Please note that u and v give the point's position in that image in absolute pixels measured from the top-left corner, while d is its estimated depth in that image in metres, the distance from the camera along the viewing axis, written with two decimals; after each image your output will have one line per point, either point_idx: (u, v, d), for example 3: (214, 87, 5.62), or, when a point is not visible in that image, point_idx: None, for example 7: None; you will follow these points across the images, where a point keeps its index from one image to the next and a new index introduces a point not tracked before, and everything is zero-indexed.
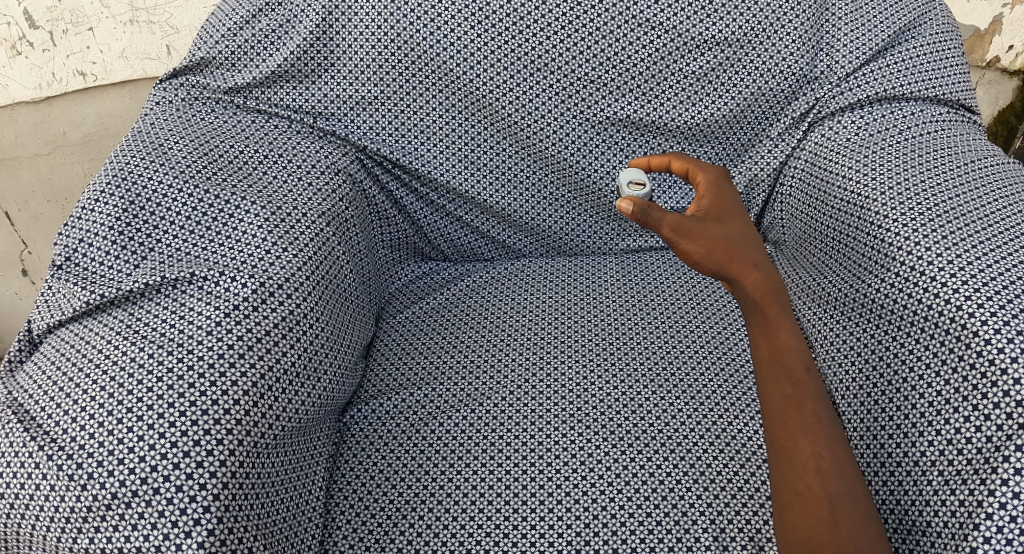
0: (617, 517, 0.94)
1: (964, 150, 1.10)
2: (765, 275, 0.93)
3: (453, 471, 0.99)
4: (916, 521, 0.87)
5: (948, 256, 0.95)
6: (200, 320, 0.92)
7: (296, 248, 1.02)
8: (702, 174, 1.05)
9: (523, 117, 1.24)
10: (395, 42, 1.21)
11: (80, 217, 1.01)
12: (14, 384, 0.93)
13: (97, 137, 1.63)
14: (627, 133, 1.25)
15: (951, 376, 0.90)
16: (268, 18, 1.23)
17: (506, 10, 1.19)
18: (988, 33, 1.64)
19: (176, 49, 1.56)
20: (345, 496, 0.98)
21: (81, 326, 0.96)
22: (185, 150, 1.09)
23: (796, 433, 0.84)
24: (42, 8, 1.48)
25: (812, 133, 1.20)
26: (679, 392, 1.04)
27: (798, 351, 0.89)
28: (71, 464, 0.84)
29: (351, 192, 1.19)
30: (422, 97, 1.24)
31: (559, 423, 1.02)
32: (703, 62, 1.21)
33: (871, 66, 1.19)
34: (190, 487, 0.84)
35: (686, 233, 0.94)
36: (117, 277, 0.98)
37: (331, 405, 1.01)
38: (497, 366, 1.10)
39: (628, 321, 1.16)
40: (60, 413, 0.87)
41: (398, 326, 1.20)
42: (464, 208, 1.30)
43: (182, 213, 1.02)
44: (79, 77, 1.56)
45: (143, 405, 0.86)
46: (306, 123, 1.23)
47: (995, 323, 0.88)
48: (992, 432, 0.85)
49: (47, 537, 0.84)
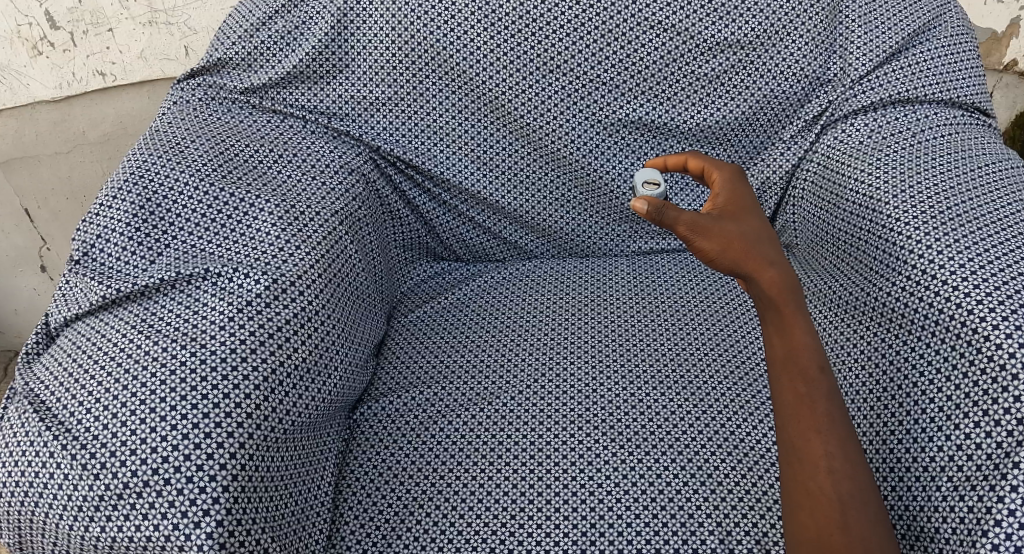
0: (623, 517, 0.94)
1: (979, 153, 1.09)
2: (781, 272, 0.91)
3: (461, 469, 1.00)
4: (926, 527, 0.86)
5: (960, 260, 0.94)
6: (213, 316, 0.94)
7: (309, 246, 1.03)
8: (717, 173, 1.05)
9: (535, 117, 1.25)
10: (410, 44, 1.23)
11: (99, 212, 1.03)
12: (31, 375, 0.95)
13: (115, 136, 1.66)
14: (639, 135, 1.25)
15: (962, 380, 0.89)
16: (284, 21, 1.25)
17: (519, 12, 1.20)
18: (1005, 37, 1.64)
19: (194, 50, 1.59)
20: (353, 493, 0.99)
21: (96, 320, 0.97)
22: (201, 149, 1.11)
23: (809, 434, 0.83)
24: (63, 9, 1.51)
25: (824, 136, 1.20)
26: (687, 395, 1.04)
27: (812, 349, 0.87)
28: (84, 453, 0.86)
29: (365, 192, 1.20)
30: (435, 99, 1.25)
31: (567, 424, 1.02)
32: (716, 64, 1.21)
33: (884, 69, 1.19)
34: (201, 478, 0.85)
35: (701, 231, 0.93)
36: (133, 272, 0.99)
37: (342, 403, 1.03)
38: (508, 365, 1.10)
39: (639, 323, 1.16)
40: (75, 404, 0.89)
41: (411, 325, 1.21)
42: (475, 208, 1.31)
43: (197, 210, 1.03)
44: (98, 77, 1.59)
45: (155, 398, 0.88)
46: (320, 124, 1.24)
47: (1006, 327, 0.87)
48: (1001, 439, 0.84)
49: (59, 526, 0.86)
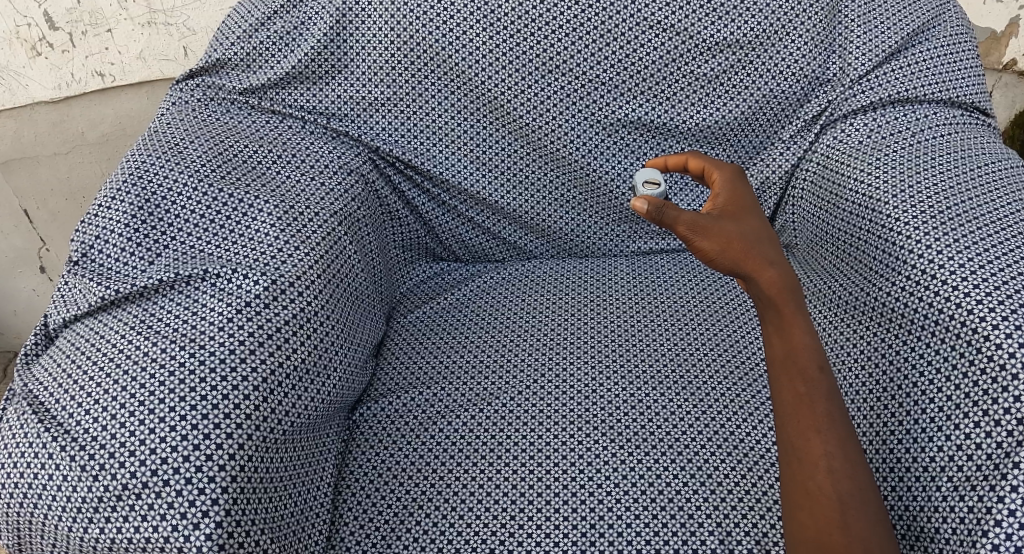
0: (622, 518, 0.94)
1: (979, 153, 1.09)
2: (781, 272, 0.91)
3: (461, 469, 0.99)
4: (926, 528, 0.86)
5: (960, 260, 0.94)
6: (212, 317, 0.94)
7: (308, 246, 1.03)
8: (717, 173, 1.05)
9: (534, 118, 1.24)
10: (409, 45, 1.22)
11: (97, 213, 1.03)
12: (30, 376, 0.95)
13: (115, 136, 1.66)
14: (638, 135, 1.25)
15: (962, 380, 0.89)
16: (283, 21, 1.25)
17: (519, 12, 1.20)
18: (1005, 36, 1.64)
19: (193, 51, 1.59)
20: (352, 493, 0.99)
21: (95, 320, 0.97)
22: (200, 150, 1.11)
23: (809, 435, 0.83)
24: (62, 10, 1.51)
25: (823, 136, 1.20)
26: (687, 395, 1.04)
27: (812, 349, 0.87)
28: (83, 455, 0.85)
29: (364, 192, 1.20)
30: (434, 99, 1.25)
31: (567, 424, 1.02)
32: (715, 64, 1.21)
33: (883, 69, 1.18)
34: (200, 479, 0.85)
35: (701, 230, 0.93)
36: (132, 273, 0.99)
37: (341, 404, 1.03)
38: (509, 365, 1.10)
39: (639, 323, 1.16)
40: (74, 405, 0.89)
41: (410, 325, 1.21)
42: (475, 209, 1.31)
43: (196, 211, 1.03)
44: (97, 78, 1.59)
45: (154, 399, 0.87)
46: (320, 125, 1.24)
47: (1006, 327, 0.87)
48: (1001, 439, 0.84)
49: (59, 527, 0.85)
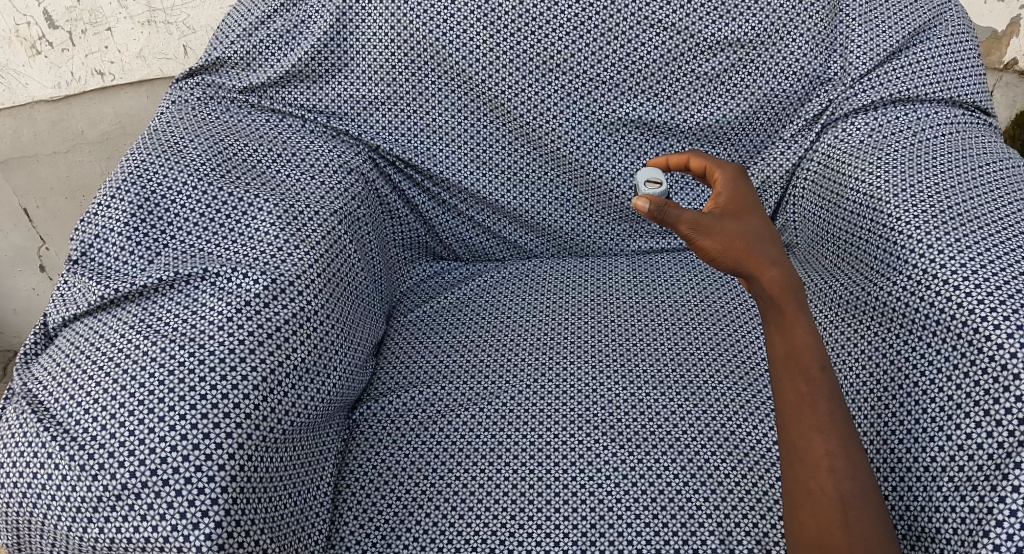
0: (622, 518, 0.93)
1: (980, 152, 1.09)
2: (783, 272, 0.91)
3: (461, 469, 0.99)
4: (926, 527, 0.86)
5: (961, 260, 0.94)
6: (211, 316, 0.93)
7: (308, 245, 1.03)
8: (718, 172, 1.05)
9: (535, 116, 1.24)
10: (409, 43, 1.22)
11: (97, 212, 1.03)
12: (30, 375, 0.95)
13: (115, 135, 1.65)
14: (638, 134, 1.25)
15: (963, 380, 0.89)
16: (283, 19, 1.24)
17: (519, 10, 1.20)
18: (1005, 35, 1.64)
19: (193, 49, 1.58)
20: (352, 493, 0.98)
21: (95, 320, 0.97)
22: (200, 148, 1.11)
23: (810, 434, 0.83)
24: (62, 9, 1.51)
25: (824, 135, 1.20)
26: (687, 395, 1.04)
27: (814, 348, 0.87)
28: (83, 454, 0.85)
29: (364, 191, 1.20)
30: (435, 98, 1.25)
31: (566, 424, 1.02)
32: (716, 63, 1.21)
33: (884, 68, 1.18)
34: (199, 479, 0.84)
35: (703, 230, 0.93)
36: (132, 272, 0.99)
37: (341, 403, 1.02)
38: (509, 364, 1.10)
39: (639, 322, 1.15)
40: (74, 405, 0.88)
41: (411, 324, 1.21)
42: (475, 208, 1.31)
43: (195, 210, 1.03)
44: (97, 76, 1.58)
45: (154, 398, 0.87)
46: (320, 123, 1.24)
47: (1007, 327, 0.87)
48: (1002, 439, 0.84)
49: (59, 526, 0.85)
